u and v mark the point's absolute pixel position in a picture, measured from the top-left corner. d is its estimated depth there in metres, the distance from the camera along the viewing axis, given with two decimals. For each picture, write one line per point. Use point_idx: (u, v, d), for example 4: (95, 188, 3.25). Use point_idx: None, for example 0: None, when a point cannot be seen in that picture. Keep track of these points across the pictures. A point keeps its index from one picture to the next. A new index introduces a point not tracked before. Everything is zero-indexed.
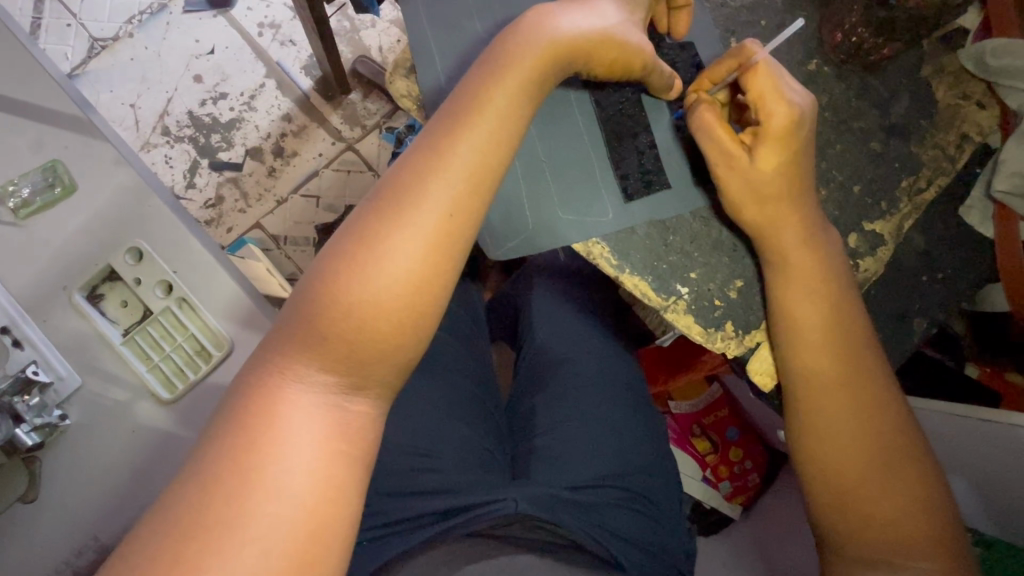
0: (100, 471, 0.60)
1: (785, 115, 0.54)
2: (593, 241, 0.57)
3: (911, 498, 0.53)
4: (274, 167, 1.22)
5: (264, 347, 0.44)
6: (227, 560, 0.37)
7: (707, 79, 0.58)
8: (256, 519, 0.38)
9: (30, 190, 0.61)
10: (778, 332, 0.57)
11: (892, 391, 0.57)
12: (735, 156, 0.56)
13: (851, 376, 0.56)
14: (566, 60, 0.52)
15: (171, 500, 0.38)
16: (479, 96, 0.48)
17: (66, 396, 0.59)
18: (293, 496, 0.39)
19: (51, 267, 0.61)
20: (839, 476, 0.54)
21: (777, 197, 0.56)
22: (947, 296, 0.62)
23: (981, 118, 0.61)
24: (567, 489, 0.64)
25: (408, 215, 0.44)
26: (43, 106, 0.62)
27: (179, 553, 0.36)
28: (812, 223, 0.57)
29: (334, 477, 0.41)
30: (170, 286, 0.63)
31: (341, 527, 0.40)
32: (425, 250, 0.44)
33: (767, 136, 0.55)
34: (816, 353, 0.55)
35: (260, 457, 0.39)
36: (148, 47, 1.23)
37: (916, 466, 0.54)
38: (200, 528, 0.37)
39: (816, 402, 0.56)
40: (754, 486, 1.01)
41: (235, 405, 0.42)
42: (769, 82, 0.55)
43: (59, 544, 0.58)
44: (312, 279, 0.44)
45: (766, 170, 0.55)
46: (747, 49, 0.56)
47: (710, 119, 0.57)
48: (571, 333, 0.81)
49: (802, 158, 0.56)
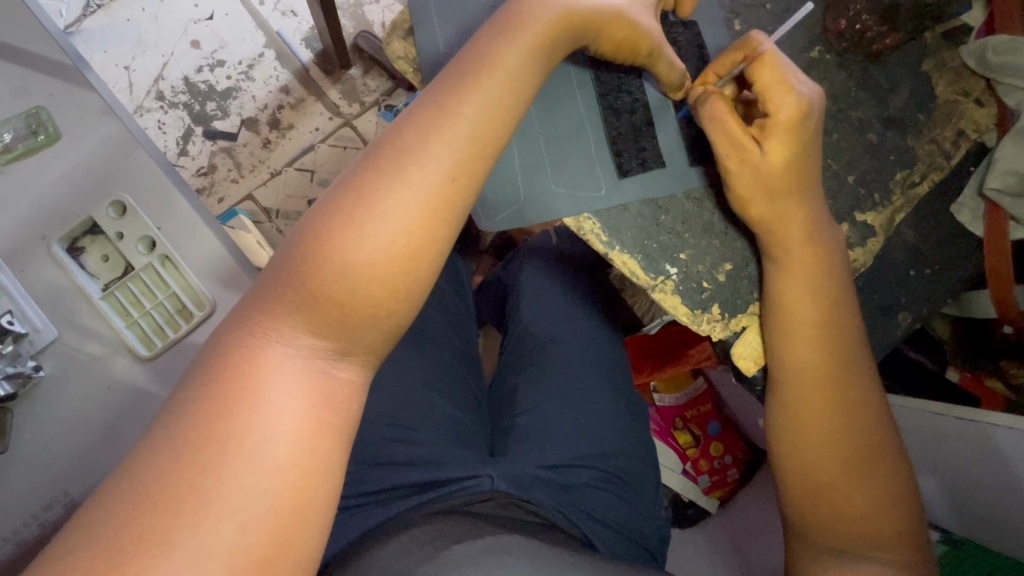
0: (71, 427, 0.58)
1: (793, 105, 0.53)
2: (585, 216, 0.57)
3: (881, 494, 0.53)
4: (270, 139, 1.21)
5: (245, 307, 0.41)
6: (203, 535, 0.34)
7: (712, 73, 0.57)
8: (234, 490, 0.35)
9: (11, 136, 0.59)
10: (773, 321, 0.57)
11: (872, 392, 0.56)
12: (746, 149, 0.55)
13: (838, 374, 0.55)
14: (580, 30, 0.51)
15: (137, 468, 0.35)
16: (488, 59, 0.47)
17: (41, 347, 0.58)
18: (276, 467, 0.36)
19: (31, 217, 0.60)
20: (810, 471, 0.55)
21: (782, 188, 0.54)
22: (934, 293, 0.63)
23: (978, 115, 0.61)
24: (544, 468, 0.65)
25: (410, 175, 0.42)
26: (32, 53, 0.61)
27: (148, 524, 0.33)
28: (815, 214, 0.56)
29: (319, 447, 0.38)
30: (153, 242, 0.62)
31: (324, 500, 0.38)
32: (427, 213, 0.41)
33: (775, 127, 0.54)
34: (809, 348, 0.55)
35: (240, 424, 0.37)
36: (146, 9, 1.20)
37: (885, 462, 0.54)
38: (173, 498, 0.34)
39: (803, 397, 0.56)
40: (731, 481, 1.02)
41: (212, 367, 0.39)
42: (773, 70, 0.54)
43: (29, 499, 0.57)
44: (303, 236, 0.41)
45: (776, 163, 0.54)
46: (753, 40, 0.55)
47: (720, 109, 0.55)
48: (559, 313, 0.81)
49: (809, 154, 0.55)
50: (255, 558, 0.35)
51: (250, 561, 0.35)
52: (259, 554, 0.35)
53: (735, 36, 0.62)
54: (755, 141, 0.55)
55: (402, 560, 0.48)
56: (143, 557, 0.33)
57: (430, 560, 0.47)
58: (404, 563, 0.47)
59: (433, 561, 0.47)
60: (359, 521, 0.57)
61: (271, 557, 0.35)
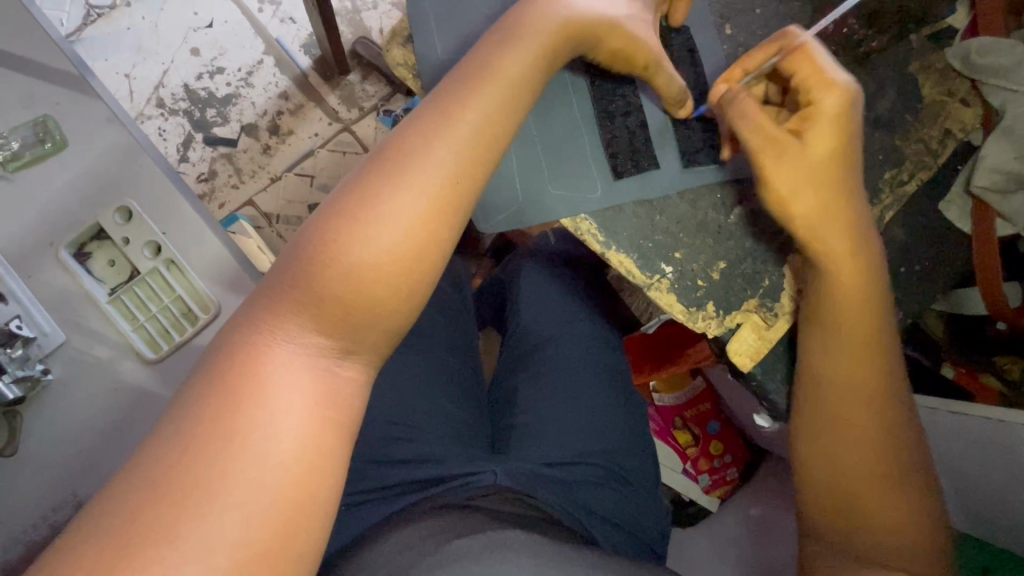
0: (78, 429, 0.59)
1: (838, 98, 0.53)
2: (581, 217, 0.59)
3: (906, 506, 0.53)
4: (269, 144, 1.22)
5: (249, 307, 0.42)
6: (208, 528, 0.35)
7: (740, 66, 0.58)
8: (240, 485, 0.36)
9: (19, 144, 0.61)
10: (821, 316, 0.56)
11: (906, 399, 0.56)
12: (785, 145, 0.55)
13: (874, 376, 0.55)
14: (577, 40, 0.52)
15: (145, 463, 0.36)
16: (491, 66, 0.48)
17: (49, 350, 0.59)
18: (280, 463, 0.37)
19: (38, 223, 0.61)
20: (840, 477, 0.55)
21: (828, 177, 0.55)
22: (924, 289, 0.64)
23: (964, 115, 0.63)
24: (544, 465, 0.66)
25: (414, 177, 0.43)
26: (38, 62, 0.62)
27: (154, 517, 0.34)
28: (847, 210, 0.55)
29: (322, 444, 0.39)
30: (158, 247, 0.63)
31: (326, 496, 0.39)
32: (429, 215, 0.43)
33: (818, 119, 0.54)
34: (847, 346, 0.55)
35: (247, 420, 0.38)
36: (146, 18, 1.22)
37: (911, 474, 0.54)
38: (179, 493, 0.35)
39: (840, 398, 0.55)
40: (731, 480, 1.03)
41: (218, 366, 0.40)
42: (813, 62, 0.55)
43: (37, 501, 0.58)
44: (307, 236, 0.42)
45: (818, 154, 0.54)
46: (789, 35, 0.56)
47: (750, 108, 0.56)
48: (558, 314, 0.82)
49: (849, 146, 0.55)
50: (258, 551, 0.36)
51: (254, 554, 0.35)
52: (262, 546, 0.36)
53: (726, 40, 0.63)
54: (796, 136, 0.55)
55: (404, 555, 0.49)
56: (149, 549, 0.34)
57: (431, 554, 0.48)
58: (406, 558, 0.48)
59: (434, 555, 0.48)
60: (363, 518, 0.58)
61: (275, 551, 0.36)
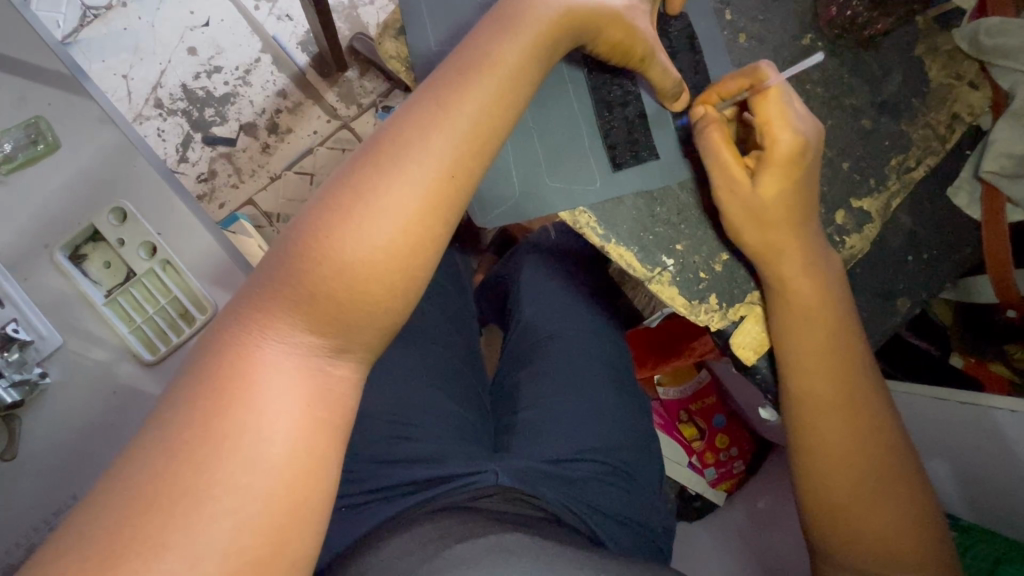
0: (78, 432, 0.59)
1: (790, 142, 0.53)
2: (580, 210, 0.58)
3: (897, 492, 0.54)
4: (268, 143, 1.21)
5: (238, 305, 0.42)
6: (195, 535, 0.34)
7: (716, 93, 0.57)
8: (229, 491, 0.35)
9: (11, 146, 0.60)
10: (780, 314, 0.57)
11: (874, 383, 0.58)
12: (739, 182, 0.55)
13: (841, 365, 0.56)
14: (577, 31, 0.51)
15: (130, 469, 0.35)
16: (490, 56, 0.47)
17: (47, 354, 0.59)
18: (271, 467, 0.37)
19: (33, 226, 0.61)
20: (836, 479, 0.55)
21: (773, 220, 0.55)
22: (931, 277, 0.63)
23: (972, 98, 0.62)
24: (545, 463, 0.65)
25: (406, 172, 0.42)
26: (31, 64, 0.62)
27: (140, 527, 0.34)
28: (815, 241, 0.57)
29: (315, 446, 0.39)
30: (154, 248, 0.62)
31: (319, 500, 0.38)
32: (421, 211, 0.42)
33: (770, 162, 0.54)
34: (815, 333, 0.56)
35: (239, 424, 0.37)
36: (142, 18, 1.21)
37: (895, 459, 0.55)
38: (166, 500, 0.34)
39: (811, 425, 0.56)
40: (738, 473, 1.02)
41: (207, 367, 0.39)
42: (778, 106, 0.53)
43: (35, 506, 0.57)
44: (297, 233, 0.41)
45: (768, 198, 0.55)
46: (761, 71, 0.54)
47: (718, 140, 0.56)
48: (560, 309, 0.81)
49: (803, 188, 0.55)
50: (248, 559, 0.35)
51: (246, 561, 0.35)
52: (253, 554, 0.35)
53: (727, 26, 0.62)
54: (749, 174, 0.56)
55: (405, 560, 0.48)
56: (135, 559, 0.33)
57: (431, 558, 0.47)
58: (407, 563, 0.48)
59: (434, 561, 0.47)
60: (364, 518, 0.58)
61: (267, 557, 0.36)
